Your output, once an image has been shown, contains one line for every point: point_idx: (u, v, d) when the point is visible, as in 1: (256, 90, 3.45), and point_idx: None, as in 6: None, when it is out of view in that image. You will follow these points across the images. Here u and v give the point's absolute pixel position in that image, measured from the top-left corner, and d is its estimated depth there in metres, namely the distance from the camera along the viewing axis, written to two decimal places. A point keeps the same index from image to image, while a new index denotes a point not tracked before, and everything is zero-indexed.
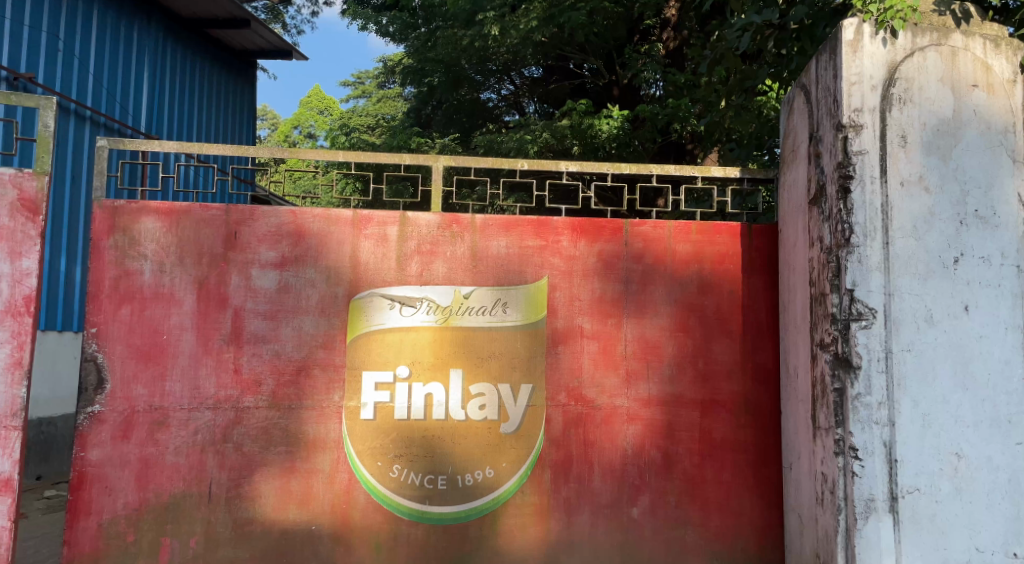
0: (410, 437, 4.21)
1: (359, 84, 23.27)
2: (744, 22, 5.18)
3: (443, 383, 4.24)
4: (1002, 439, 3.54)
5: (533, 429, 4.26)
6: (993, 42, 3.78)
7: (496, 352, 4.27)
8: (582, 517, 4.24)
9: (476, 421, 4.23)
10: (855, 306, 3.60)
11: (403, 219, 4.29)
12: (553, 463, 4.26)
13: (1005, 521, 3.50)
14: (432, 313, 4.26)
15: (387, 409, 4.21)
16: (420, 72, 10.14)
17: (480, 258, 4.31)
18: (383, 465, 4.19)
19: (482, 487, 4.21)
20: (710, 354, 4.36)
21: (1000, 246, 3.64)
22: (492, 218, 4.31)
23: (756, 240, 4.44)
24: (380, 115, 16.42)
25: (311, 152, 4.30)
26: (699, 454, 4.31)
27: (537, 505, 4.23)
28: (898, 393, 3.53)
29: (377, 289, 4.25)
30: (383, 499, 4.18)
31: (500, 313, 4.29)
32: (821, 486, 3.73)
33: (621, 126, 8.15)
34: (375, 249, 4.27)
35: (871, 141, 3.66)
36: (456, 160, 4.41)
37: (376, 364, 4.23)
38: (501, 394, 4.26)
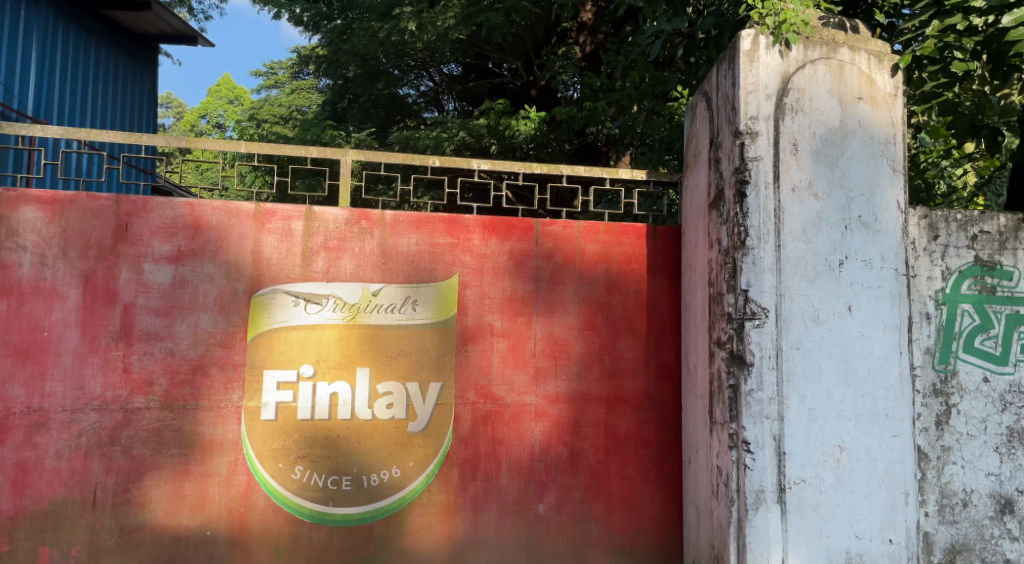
0: (314, 438, 4.16)
1: (272, 74, 22.74)
2: (656, 29, 5.32)
3: (350, 382, 4.21)
4: (879, 432, 3.75)
5: (440, 429, 4.27)
6: (877, 58, 3.99)
7: (404, 350, 4.27)
8: (487, 515, 4.28)
9: (383, 419, 4.22)
10: (749, 306, 3.74)
11: (309, 213, 4.23)
12: (461, 461, 4.28)
13: (881, 509, 3.71)
14: (338, 310, 4.22)
15: (289, 409, 4.15)
16: (334, 64, 9.94)
17: (390, 255, 4.30)
18: (284, 466, 4.13)
19: (388, 487, 4.20)
20: (615, 352, 4.46)
21: (880, 251, 3.85)
22: (402, 214, 4.30)
23: (660, 241, 4.57)
24: (294, 106, 16.08)
25: (211, 142, 4.17)
26: (604, 449, 4.41)
27: (444, 504, 4.25)
28: (787, 389, 3.70)
29: (280, 286, 4.19)
30: (283, 502, 4.12)
31: (410, 310, 4.29)
32: (716, 479, 3.86)
33: (538, 127, 8.22)
34: (279, 244, 4.21)
35: (766, 148, 3.82)
36: (366, 155, 4.37)
37: (279, 362, 4.16)
38: (409, 392, 4.25)
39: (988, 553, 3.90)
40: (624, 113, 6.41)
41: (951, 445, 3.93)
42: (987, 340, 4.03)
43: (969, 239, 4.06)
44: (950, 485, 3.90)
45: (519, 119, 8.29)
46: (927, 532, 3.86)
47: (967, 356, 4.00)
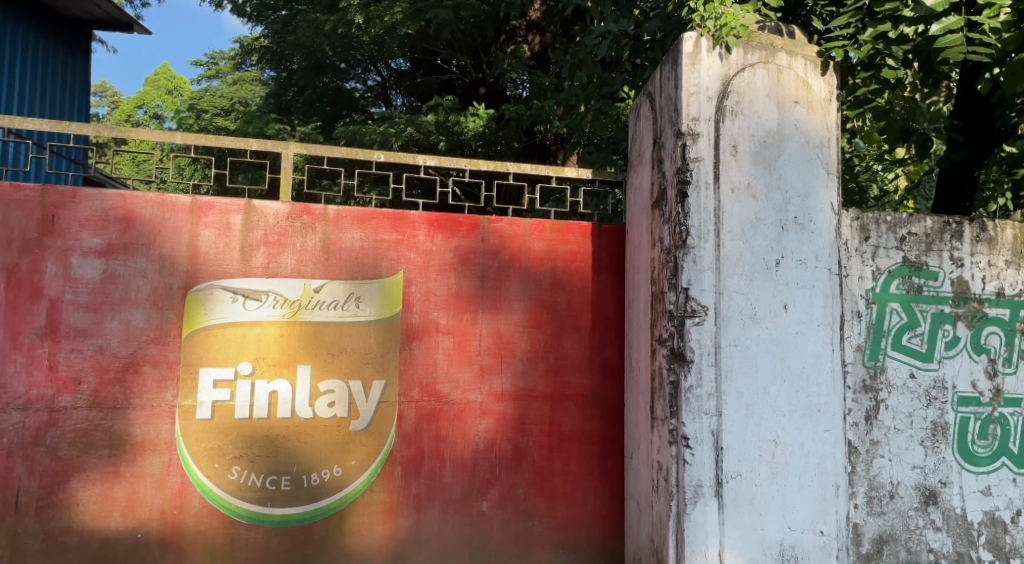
0: (252, 437, 4.11)
1: (213, 65, 22.30)
2: (603, 30, 5.38)
3: (290, 380, 4.17)
4: (813, 426, 3.86)
5: (383, 427, 4.25)
6: (813, 64, 4.11)
7: (347, 348, 4.24)
8: (430, 513, 4.28)
9: (324, 418, 4.19)
10: (689, 303, 3.81)
11: (249, 207, 4.18)
12: (404, 459, 4.27)
13: (813, 502, 3.82)
14: (279, 307, 4.18)
15: (226, 408, 4.09)
16: (278, 57, 9.78)
17: (333, 250, 4.27)
18: (220, 467, 4.07)
19: (329, 487, 4.17)
20: (560, 349, 4.50)
21: (815, 251, 3.97)
22: (346, 209, 4.28)
23: (605, 239, 4.62)
24: (235, 97, 15.80)
25: (145, 132, 4.08)
26: (548, 446, 4.44)
27: (386, 503, 4.23)
28: (725, 385, 3.78)
29: (218, 281, 4.12)
30: (219, 502, 4.06)
31: (353, 307, 4.26)
32: (656, 475, 3.93)
33: (486, 124, 8.26)
34: (217, 239, 4.14)
35: (707, 149, 3.90)
36: (308, 149, 4.32)
37: (215, 360, 4.10)
38: (352, 390, 4.23)
39: (913, 543, 4.04)
40: (572, 113, 6.46)
41: (879, 439, 4.07)
42: (914, 337, 4.17)
43: (898, 240, 4.20)
44: (878, 478, 4.04)
45: (467, 115, 8.31)
46: (857, 523, 3.99)
47: (895, 353, 4.14)
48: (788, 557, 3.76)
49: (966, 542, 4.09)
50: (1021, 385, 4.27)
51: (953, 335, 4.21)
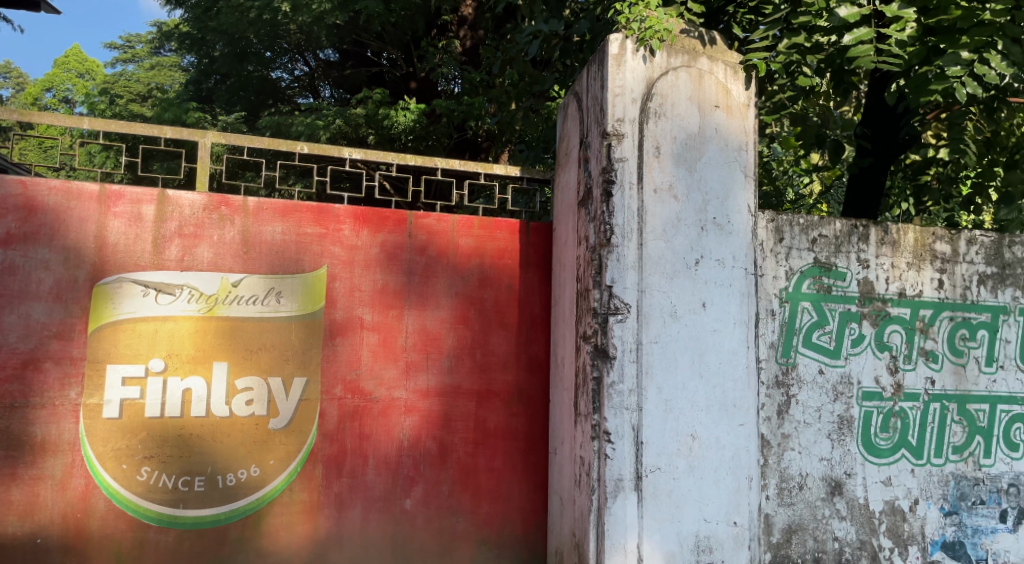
0: (164, 437, 4.02)
1: (128, 48, 21.53)
2: (534, 29, 5.43)
3: (205, 377, 4.09)
4: (728, 420, 3.99)
5: (305, 425, 4.21)
6: (733, 70, 4.24)
7: (266, 344, 4.18)
8: (352, 512, 4.25)
9: (242, 417, 4.12)
10: (613, 301, 3.88)
11: (162, 197, 4.08)
12: (325, 458, 4.24)
13: (727, 494, 3.94)
14: (194, 301, 4.09)
15: (135, 406, 3.99)
16: (199, 43, 9.58)
17: (252, 244, 4.20)
18: (128, 468, 3.97)
19: (246, 487, 4.11)
20: (487, 346, 4.53)
21: (732, 250, 4.10)
22: (266, 202, 4.21)
23: (531, 236, 4.67)
24: (151, 82, 15.30)
25: (49, 116, 3.93)
26: (473, 443, 4.46)
27: (306, 503, 4.19)
28: (646, 381, 3.87)
29: (128, 275, 4.02)
30: (126, 505, 3.96)
31: (274, 302, 4.21)
32: (579, 470, 3.99)
33: (417, 119, 8.22)
34: (127, 230, 4.03)
35: (631, 149, 3.98)
36: (227, 139, 4.24)
37: (125, 356, 3.99)
38: (271, 388, 4.17)
39: (820, 532, 4.21)
40: (502, 111, 6.51)
41: (790, 433, 4.23)
42: (823, 335, 4.34)
43: (810, 241, 4.37)
44: (789, 470, 4.20)
45: (397, 109, 8.21)
46: (768, 514, 4.14)
47: (805, 350, 4.31)
48: (703, 547, 3.87)
49: (868, 530, 4.29)
50: (919, 381, 4.48)
51: (858, 334, 4.40)
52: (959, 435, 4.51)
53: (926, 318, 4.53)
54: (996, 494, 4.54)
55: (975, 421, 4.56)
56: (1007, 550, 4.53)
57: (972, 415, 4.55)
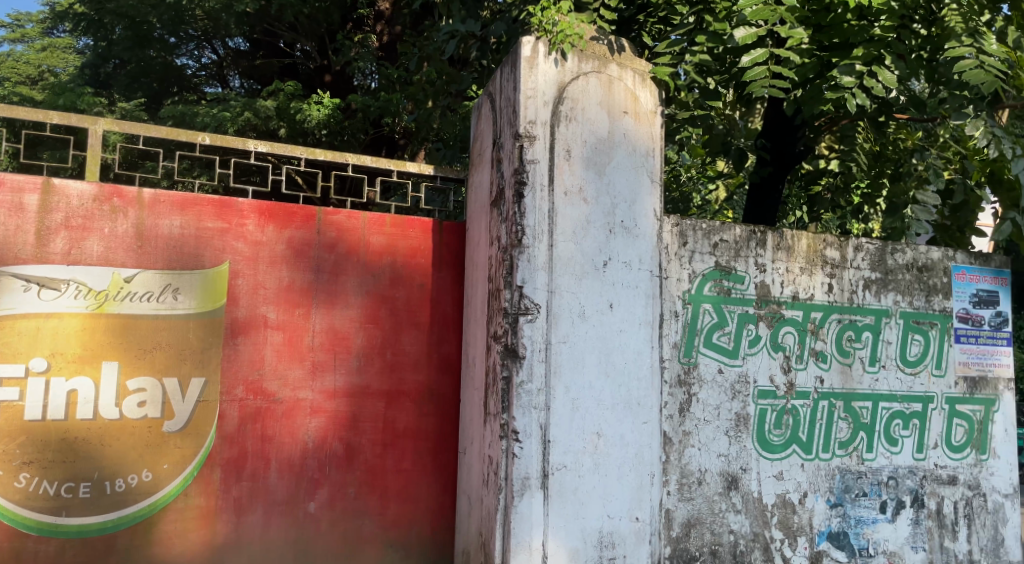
0: (46, 440, 3.86)
1: (19, 28, 20.39)
2: (451, 29, 5.39)
3: (93, 377, 3.94)
4: (633, 418, 4.10)
5: (201, 427, 4.11)
6: (641, 77, 4.36)
7: (162, 343, 4.07)
8: (252, 516, 4.18)
9: (133, 419, 3.99)
10: (523, 301, 3.93)
11: (47, 186, 3.92)
12: (224, 461, 4.15)
13: (630, 490, 4.05)
14: (82, 298, 3.94)
15: (13, 408, 3.82)
16: (94, 24, 9.02)
17: (147, 238, 4.08)
18: (5, 474, 3.80)
19: (137, 493, 3.98)
20: (397, 346, 4.51)
21: (639, 253, 4.21)
22: (163, 194, 4.10)
23: (444, 236, 4.69)
24: (44, 65, 14.52)
25: None
26: (381, 443, 4.44)
27: (202, 508, 4.09)
28: (554, 380, 3.93)
29: (7, 269, 3.85)
30: (2, 513, 3.79)
31: (170, 299, 4.09)
32: (487, 469, 4.02)
33: (331, 113, 8.14)
34: (8, 220, 3.86)
35: (542, 152, 4.04)
36: (121, 126, 4.10)
37: (3, 356, 3.82)
38: (166, 389, 4.06)
39: (716, 525, 4.37)
40: (419, 108, 6.51)
41: (691, 430, 4.37)
42: (723, 336, 4.50)
43: (712, 246, 4.53)
44: (689, 466, 4.34)
45: (311, 104, 8.12)
46: (669, 509, 4.27)
47: (706, 350, 4.46)
48: (606, 543, 3.96)
49: (761, 523, 4.47)
50: (810, 379, 4.70)
51: (755, 334, 4.58)
52: (845, 430, 4.75)
53: (816, 321, 4.75)
54: (877, 486, 4.80)
55: (859, 417, 4.80)
56: (887, 539, 4.80)
57: (857, 412, 4.80)
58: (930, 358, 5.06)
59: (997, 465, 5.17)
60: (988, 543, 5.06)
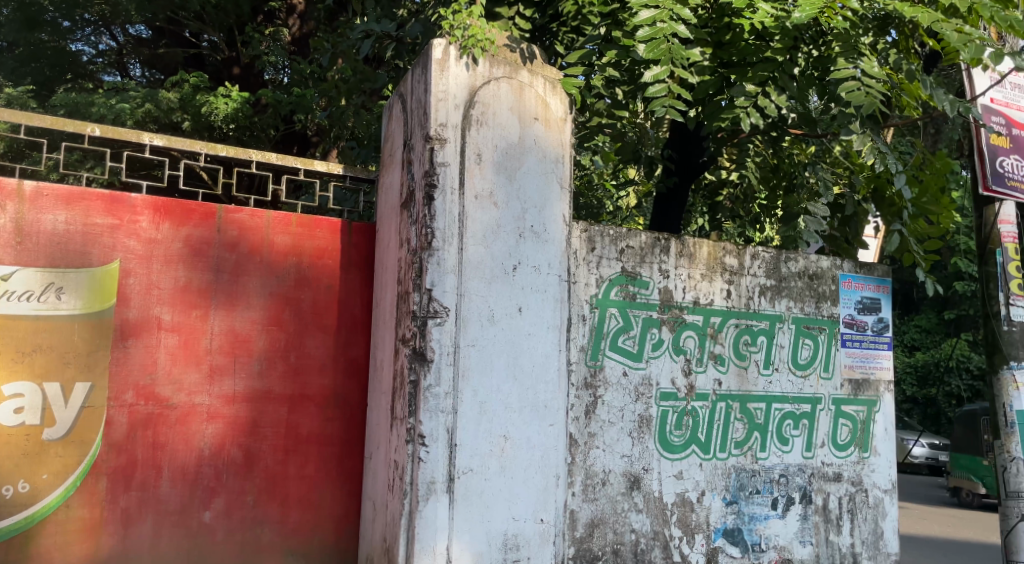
0: None
1: None
2: (365, 27, 5.33)
3: None
4: (539, 421, 4.16)
5: (86, 435, 3.93)
6: (551, 84, 4.44)
7: (43, 346, 3.88)
8: (141, 527, 4.02)
9: (10, 427, 3.79)
10: (432, 305, 3.92)
11: None
12: (111, 470, 3.98)
13: (535, 493, 4.11)
14: None
15: None
16: None
17: (28, 233, 3.88)
18: None
19: (12, 505, 3.78)
20: (301, 349, 4.43)
21: (548, 258, 4.28)
22: (47, 187, 3.91)
23: (352, 237, 4.64)
24: None
25: None
26: (283, 450, 4.35)
27: (86, 520, 3.91)
28: (461, 384, 3.95)
29: None
30: None
31: (53, 299, 3.90)
32: (392, 474, 4.00)
33: (239, 107, 7.91)
34: None
35: (453, 155, 4.04)
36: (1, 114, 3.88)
37: None
38: (47, 394, 3.87)
39: (619, 525, 4.48)
40: (333, 104, 6.42)
41: (596, 432, 4.47)
42: (628, 339, 4.62)
43: (619, 252, 4.64)
44: (593, 466, 4.43)
45: (218, 96, 7.86)
46: (573, 510, 4.35)
47: (612, 353, 4.57)
48: (510, 546, 4.00)
49: (661, 521, 4.61)
50: (709, 382, 4.88)
51: (658, 338, 4.73)
52: (740, 430, 4.96)
53: (716, 325, 4.93)
54: (770, 484, 5.02)
55: (754, 418, 5.02)
56: (777, 534, 5.02)
57: (752, 413, 5.01)
58: (819, 361, 5.33)
59: (878, 462, 5.50)
60: (869, 536, 5.37)
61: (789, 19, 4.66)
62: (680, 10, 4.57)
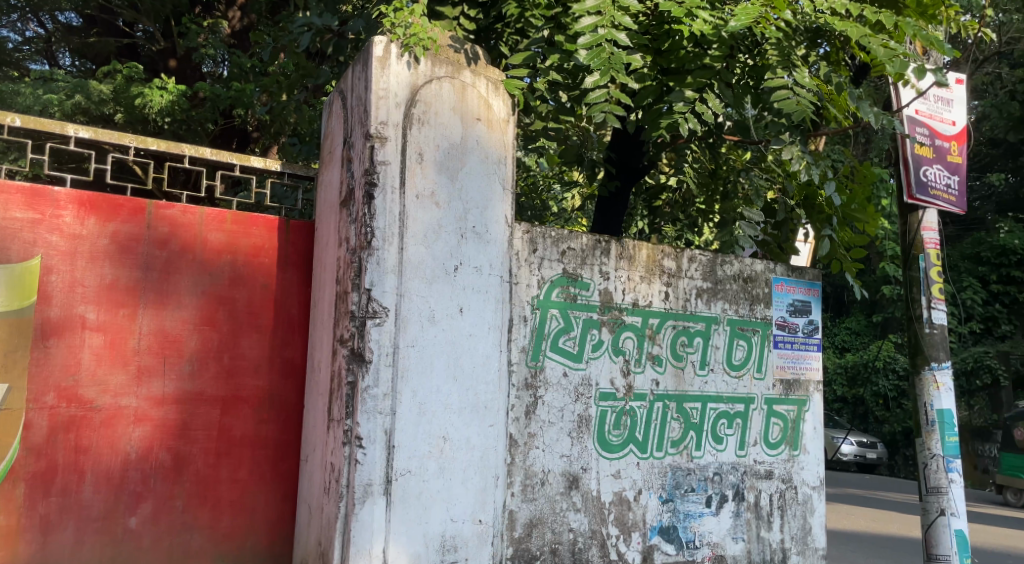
0: None
1: None
2: (306, 21, 5.23)
3: None
4: (478, 422, 4.16)
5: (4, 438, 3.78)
6: (494, 86, 4.44)
7: None
8: (62, 534, 3.88)
9: None
10: (371, 305, 3.88)
11: None
12: (30, 475, 3.83)
13: (474, 493, 4.10)
14: None
15: None
16: None
17: None
18: None
19: None
20: (235, 350, 4.34)
21: (489, 259, 4.28)
22: None
23: (289, 235, 4.56)
24: None
25: None
26: (215, 453, 4.25)
27: (3, 528, 3.76)
28: (400, 385, 3.92)
29: None
30: None
31: None
32: (328, 476, 3.94)
33: (175, 100, 7.69)
34: None
35: (394, 153, 4.01)
36: None
37: None
38: None
39: (557, 524, 4.50)
40: (274, 100, 6.30)
41: (535, 432, 4.49)
42: (568, 340, 4.65)
43: (560, 253, 4.67)
44: (533, 467, 4.45)
45: (153, 89, 7.62)
46: (512, 510, 4.36)
47: (552, 353, 4.59)
48: (447, 547, 3.99)
49: (598, 520, 4.65)
50: (646, 382, 4.95)
51: (598, 339, 4.77)
52: (676, 430, 5.04)
53: (654, 326, 5.00)
54: (704, 482, 5.12)
55: (690, 417, 5.11)
56: (710, 531, 5.13)
57: (688, 413, 5.10)
58: (752, 362, 5.46)
59: (807, 460, 5.66)
60: (797, 531, 5.52)
61: (725, 27, 4.81)
62: (620, 17, 4.63)
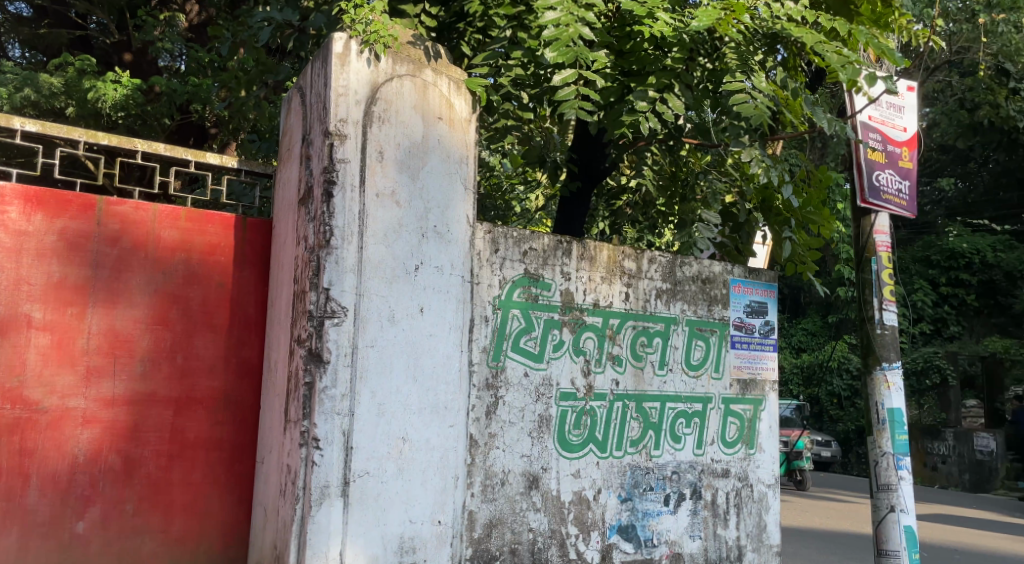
0: None
1: None
2: (265, 16, 5.15)
3: None
4: (438, 423, 4.14)
5: None
6: (456, 85, 4.42)
7: None
8: (5, 540, 3.76)
9: None
10: (330, 304, 3.83)
11: None
12: None
13: (433, 494, 4.08)
14: None
15: None
16: None
17: None
18: None
19: None
20: (190, 349, 4.25)
21: (450, 259, 4.26)
22: None
23: (246, 233, 4.49)
24: None
25: None
26: (167, 455, 4.15)
27: None
28: (359, 386, 3.88)
29: None
30: None
31: None
32: (284, 478, 3.89)
33: (129, 94, 7.50)
34: None
35: (353, 151, 3.96)
36: None
37: None
38: None
39: (517, 524, 4.50)
40: (232, 95, 6.20)
41: (496, 432, 4.48)
42: (529, 340, 4.66)
43: (522, 254, 4.67)
44: (493, 467, 4.45)
45: (106, 82, 7.43)
46: (472, 510, 4.35)
47: (513, 354, 4.59)
48: (406, 548, 3.96)
49: (558, 520, 4.66)
50: (607, 382, 4.97)
51: (559, 339, 4.78)
52: (635, 429, 5.07)
53: (614, 327, 5.03)
54: (662, 481, 5.16)
55: (649, 417, 5.14)
56: (669, 529, 5.17)
57: (647, 412, 5.14)
58: (710, 362, 5.52)
59: (763, 458, 5.74)
60: (753, 529, 5.60)
61: (686, 30, 4.85)
62: (583, 15, 4.65)
